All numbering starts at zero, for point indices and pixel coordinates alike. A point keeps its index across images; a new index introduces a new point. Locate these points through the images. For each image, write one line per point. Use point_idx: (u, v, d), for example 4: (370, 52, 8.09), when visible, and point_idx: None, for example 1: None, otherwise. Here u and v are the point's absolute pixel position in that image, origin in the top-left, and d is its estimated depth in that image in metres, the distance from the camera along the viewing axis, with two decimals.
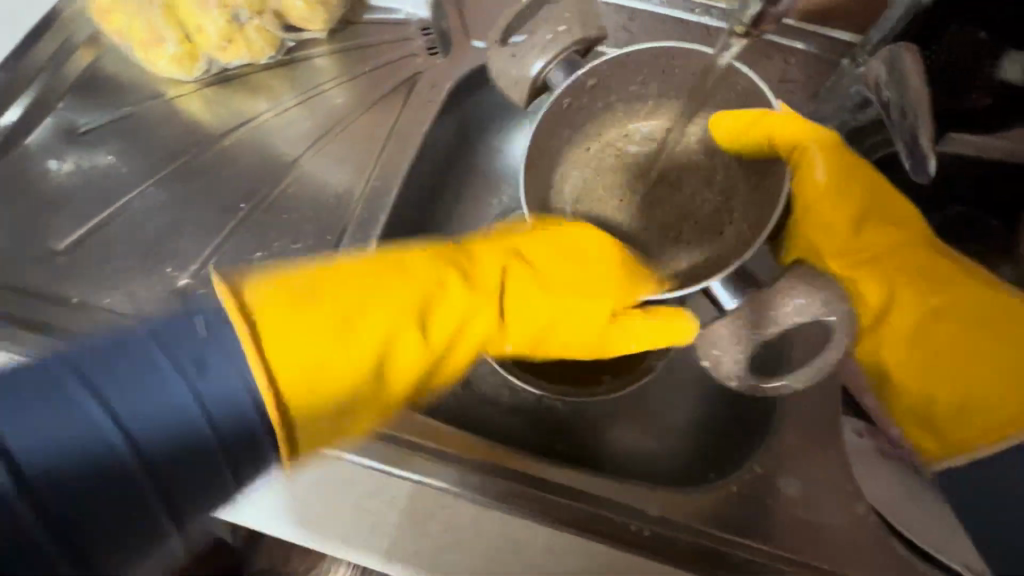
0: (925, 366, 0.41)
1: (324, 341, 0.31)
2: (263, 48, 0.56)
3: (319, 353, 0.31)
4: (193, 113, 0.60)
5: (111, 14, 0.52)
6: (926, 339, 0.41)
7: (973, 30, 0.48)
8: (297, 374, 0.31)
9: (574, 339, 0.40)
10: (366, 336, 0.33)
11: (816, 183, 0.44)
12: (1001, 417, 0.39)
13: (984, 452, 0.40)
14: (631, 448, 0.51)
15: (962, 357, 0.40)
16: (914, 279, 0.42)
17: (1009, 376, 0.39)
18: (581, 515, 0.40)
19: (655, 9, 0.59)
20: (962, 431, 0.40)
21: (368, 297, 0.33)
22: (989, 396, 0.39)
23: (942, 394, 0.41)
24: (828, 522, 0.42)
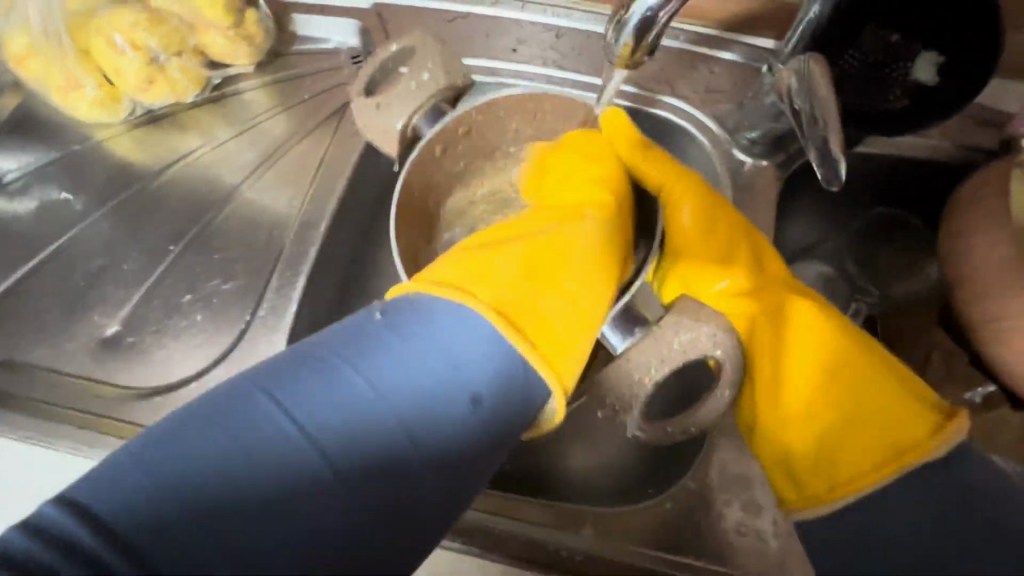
0: (785, 390, 0.40)
1: (484, 274, 0.36)
2: (188, 87, 0.56)
3: (530, 284, 0.37)
4: (121, 154, 0.59)
5: (25, 60, 0.52)
6: (773, 360, 0.40)
7: (886, 33, 0.50)
8: (509, 304, 0.35)
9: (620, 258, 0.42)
10: (539, 286, 0.37)
11: (687, 206, 0.44)
12: (864, 458, 0.37)
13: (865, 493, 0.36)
14: (572, 469, 0.51)
15: (810, 389, 0.39)
16: (771, 314, 0.41)
17: (878, 406, 0.38)
18: (512, 544, 0.40)
19: (581, 26, 0.60)
20: (819, 473, 0.38)
21: (526, 260, 0.38)
22: (857, 436, 0.37)
23: (827, 423, 0.38)
24: (757, 530, 0.42)
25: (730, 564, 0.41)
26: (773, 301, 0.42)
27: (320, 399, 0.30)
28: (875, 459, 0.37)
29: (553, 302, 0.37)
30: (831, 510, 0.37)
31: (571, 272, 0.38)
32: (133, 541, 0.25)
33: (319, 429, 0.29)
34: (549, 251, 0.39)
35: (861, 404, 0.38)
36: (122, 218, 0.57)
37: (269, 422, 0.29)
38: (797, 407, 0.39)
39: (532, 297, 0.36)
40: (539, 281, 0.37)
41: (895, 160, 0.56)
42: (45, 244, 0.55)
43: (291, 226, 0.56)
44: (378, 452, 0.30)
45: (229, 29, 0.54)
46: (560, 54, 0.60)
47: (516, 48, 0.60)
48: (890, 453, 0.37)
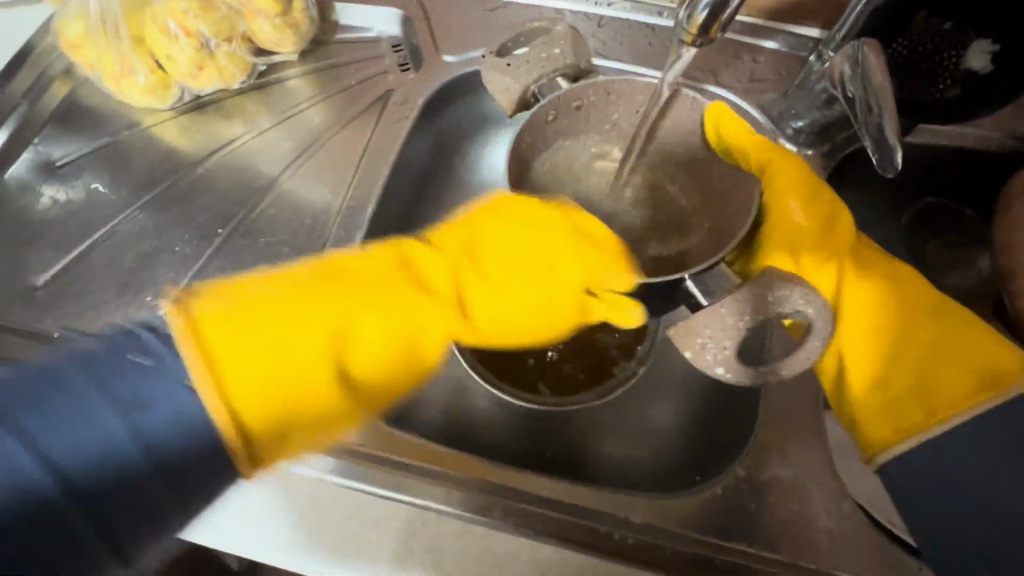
0: (859, 335, 0.40)
1: (249, 336, 0.32)
2: (235, 73, 0.57)
3: (257, 373, 0.32)
4: (169, 141, 0.60)
5: (80, 47, 0.53)
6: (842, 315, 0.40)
7: (939, 20, 0.48)
8: (247, 395, 0.32)
9: (384, 350, 0.35)
10: (292, 369, 0.33)
11: (787, 185, 0.43)
12: (923, 400, 0.38)
13: (952, 425, 0.37)
14: (616, 456, 0.51)
15: (900, 334, 0.39)
16: (846, 272, 0.41)
17: (967, 347, 0.38)
18: (563, 527, 0.40)
19: (623, 15, 0.60)
20: (885, 412, 0.39)
21: (325, 304, 0.34)
22: (942, 377, 0.38)
23: (921, 364, 0.38)
24: (810, 518, 0.42)
25: (785, 553, 0.41)
26: (846, 258, 0.41)
27: (76, 428, 0.29)
28: (965, 391, 0.37)
29: (271, 414, 0.32)
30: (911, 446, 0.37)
31: (422, 343, 0.36)
32: (76, 488, 0.28)
33: (68, 462, 0.28)
34: (284, 335, 0.33)
35: (935, 351, 0.38)
36: (169, 203, 0.58)
37: (97, 417, 0.29)
38: (867, 353, 0.40)
39: (269, 389, 0.32)
40: (333, 350, 0.34)
41: (946, 149, 0.55)
42: (96, 228, 0.56)
43: (334, 213, 0.57)
44: (178, 448, 0.30)
45: (276, 16, 0.54)
46: (602, 42, 0.59)
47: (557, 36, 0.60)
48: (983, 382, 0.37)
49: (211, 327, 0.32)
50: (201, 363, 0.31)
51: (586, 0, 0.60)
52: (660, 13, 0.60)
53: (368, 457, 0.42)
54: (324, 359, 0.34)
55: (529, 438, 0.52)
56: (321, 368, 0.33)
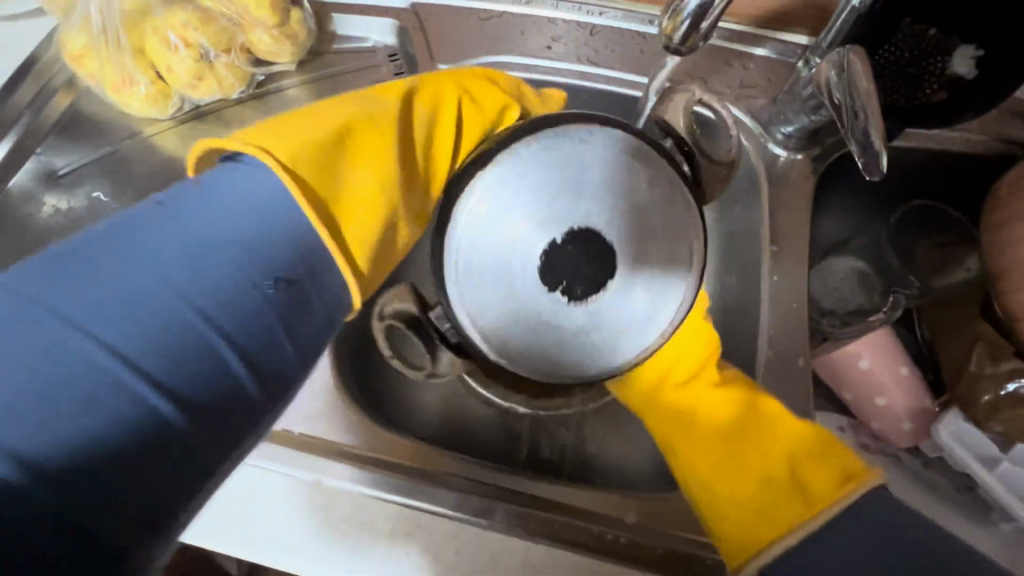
0: (731, 460, 0.41)
1: (294, 125, 0.40)
2: (234, 83, 0.58)
3: (324, 174, 0.38)
4: (168, 150, 0.61)
5: (82, 59, 0.54)
6: (735, 437, 0.42)
7: (922, 27, 0.50)
8: (321, 185, 0.38)
9: (409, 159, 0.43)
10: (350, 171, 0.39)
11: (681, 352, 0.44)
12: (782, 504, 0.38)
13: (813, 528, 0.36)
14: (610, 460, 0.51)
15: (763, 454, 0.41)
16: (729, 403, 0.43)
17: (773, 469, 0.40)
18: (556, 527, 0.41)
19: (614, 24, 0.61)
20: (733, 530, 0.39)
21: (344, 131, 0.40)
22: (754, 491, 0.39)
23: (726, 488, 0.40)
24: None
25: None
26: (729, 386, 0.44)
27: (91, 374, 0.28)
28: (827, 490, 0.37)
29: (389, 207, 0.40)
30: (781, 551, 0.36)
31: (411, 150, 0.43)
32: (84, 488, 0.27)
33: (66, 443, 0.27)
34: (365, 135, 0.41)
35: (800, 458, 0.40)
36: None
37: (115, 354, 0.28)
38: (724, 473, 0.41)
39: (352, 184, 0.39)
40: (359, 156, 0.40)
41: (933, 152, 0.55)
42: None
43: None
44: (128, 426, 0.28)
45: (274, 27, 0.55)
46: (594, 50, 0.61)
47: (550, 45, 0.61)
48: (801, 477, 0.39)
49: (256, 138, 0.38)
50: (256, 150, 0.37)
51: (578, 10, 0.61)
52: (651, 22, 0.61)
53: (362, 459, 0.43)
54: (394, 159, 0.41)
55: (524, 441, 0.52)
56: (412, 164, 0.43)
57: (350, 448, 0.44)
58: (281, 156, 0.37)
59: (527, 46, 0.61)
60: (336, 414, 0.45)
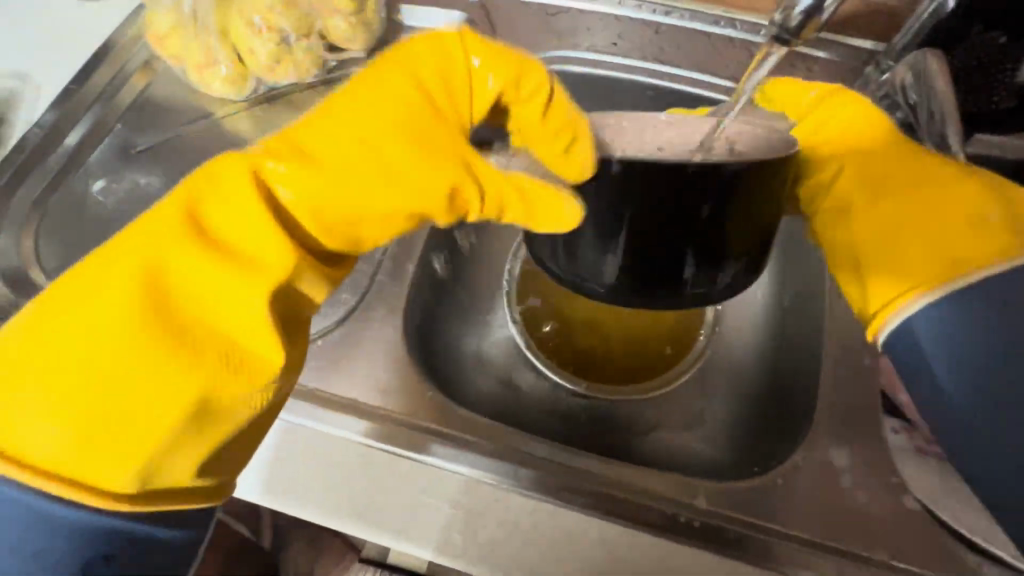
0: (881, 228, 0.41)
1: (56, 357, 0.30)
2: (308, 69, 0.59)
3: (113, 417, 0.30)
4: (240, 131, 0.62)
5: (168, 40, 0.56)
6: (892, 202, 0.41)
7: (993, 35, 0.50)
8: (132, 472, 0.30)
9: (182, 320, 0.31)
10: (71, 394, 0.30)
11: (847, 125, 0.45)
12: (929, 264, 0.38)
13: (957, 284, 0.36)
14: (669, 446, 0.52)
15: (920, 225, 0.39)
16: (901, 169, 0.42)
17: (934, 233, 0.38)
18: (631, 509, 0.41)
19: (681, 23, 0.62)
20: (881, 268, 0.39)
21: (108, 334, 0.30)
22: (926, 242, 0.38)
23: (873, 252, 0.40)
24: (873, 510, 0.42)
25: (848, 541, 0.41)
26: (898, 158, 0.43)
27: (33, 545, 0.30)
28: (986, 253, 0.36)
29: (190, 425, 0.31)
30: (913, 308, 0.37)
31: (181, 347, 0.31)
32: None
33: None
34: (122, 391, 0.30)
35: (966, 225, 0.38)
36: None
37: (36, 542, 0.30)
38: (880, 235, 0.41)
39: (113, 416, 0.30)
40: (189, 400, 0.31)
41: (1000, 159, 0.56)
42: None
43: None
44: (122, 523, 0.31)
45: (352, 15, 0.57)
46: (660, 49, 0.62)
47: (616, 42, 0.62)
48: (972, 239, 0.37)
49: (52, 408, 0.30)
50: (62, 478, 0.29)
51: (645, 9, 0.63)
52: (717, 22, 0.62)
53: (452, 440, 0.43)
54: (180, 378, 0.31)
55: (585, 426, 0.53)
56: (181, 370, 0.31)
57: (429, 424, 0.44)
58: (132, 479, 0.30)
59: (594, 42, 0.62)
60: (403, 383, 0.46)
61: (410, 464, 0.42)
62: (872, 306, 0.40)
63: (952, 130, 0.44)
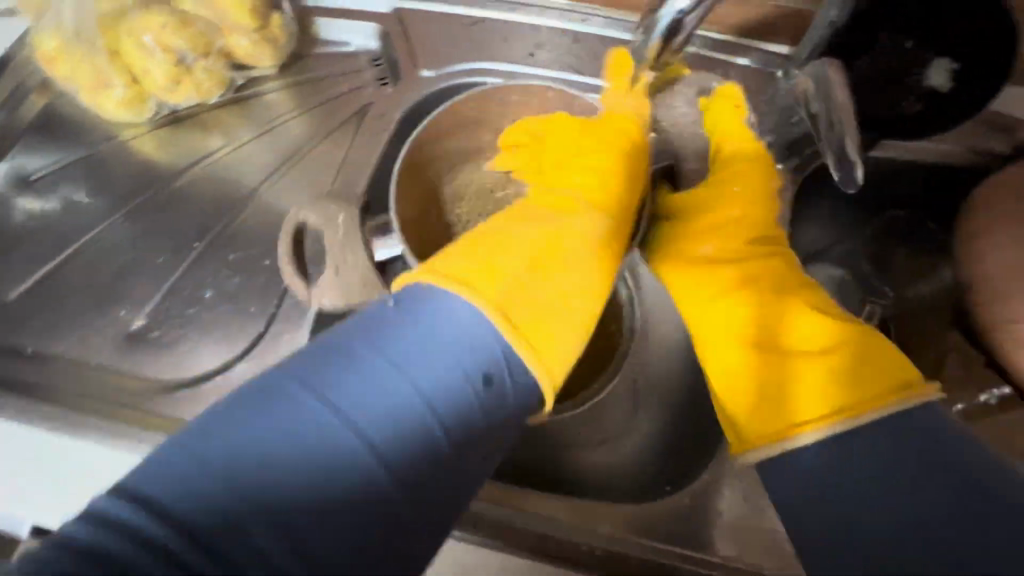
0: (761, 354, 0.41)
1: (490, 273, 0.38)
2: (212, 88, 0.57)
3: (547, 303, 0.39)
4: (147, 153, 0.60)
5: (56, 61, 0.53)
6: (780, 319, 0.42)
7: (898, 39, 0.51)
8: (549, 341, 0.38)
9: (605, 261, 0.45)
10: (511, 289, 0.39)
11: (740, 200, 0.49)
12: (806, 399, 0.37)
13: (836, 430, 0.35)
14: (588, 466, 0.51)
15: (802, 356, 0.39)
16: (777, 290, 0.44)
17: (810, 367, 0.39)
18: (531, 540, 0.40)
19: (597, 32, 0.61)
20: (759, 407, 0.39)
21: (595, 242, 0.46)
22: (805, 380, 0.38)
23: (755, 378, 0.40)
24: (776, 528, 0.42)
25: (751, 561, 0.41)
26: (780, 279, 0.45)
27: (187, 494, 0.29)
28: (869, 397, 0.36)
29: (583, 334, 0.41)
30: (791, 446, 0.36)
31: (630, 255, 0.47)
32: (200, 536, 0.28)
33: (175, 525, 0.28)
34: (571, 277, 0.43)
35: (838, 364, 0.38)
36: (146, 216, 0.57)
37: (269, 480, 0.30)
38: (755, 363, 0.41)
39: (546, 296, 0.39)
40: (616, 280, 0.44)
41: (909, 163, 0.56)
42: (70, 242, 0.56)
43: (310, 226, 0.57)
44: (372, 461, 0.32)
45: (254, 31, 0.55)
46: (577, 59, 0.61)
47: (533, 53, 0.61)
48: (843, 381, 0.37)
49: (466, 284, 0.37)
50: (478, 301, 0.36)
51: (561, 17, 0.62)
52: (634, 30, 0.61)
53: (479, 515, 0.41)
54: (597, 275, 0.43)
55: (503, 448, 0.51)
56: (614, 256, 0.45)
57: None
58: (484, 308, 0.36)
59: (510, 53, 0.61)
60: None
61: None
62: (747, 438, 0.39)
63: (847, 134, 0.44)
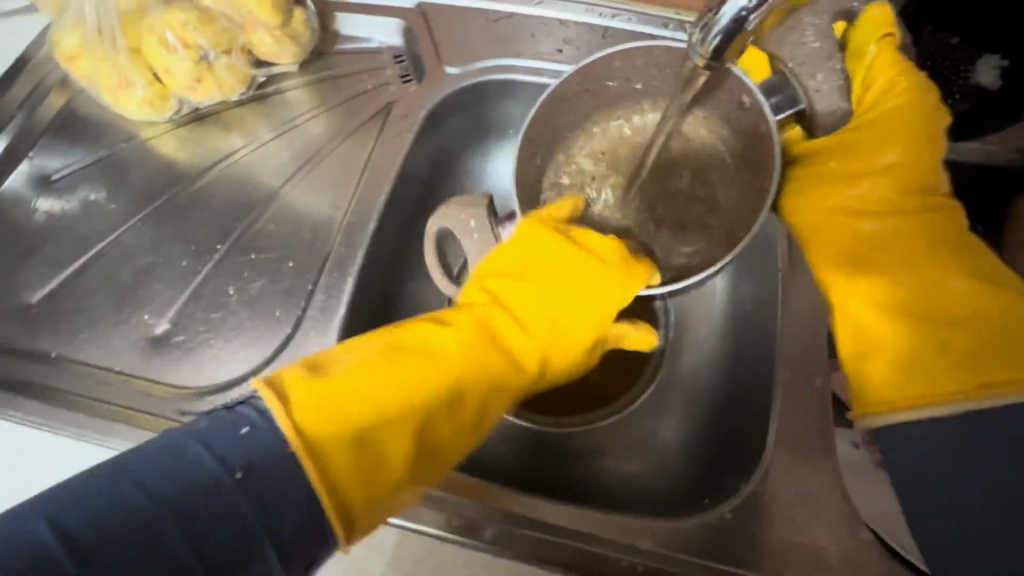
0: (897, 314, 0.41)
1: (341, 400, 0.34)
2: (234, 86, 0.56)
3: (378, 422, 0.35)
4: (167, 153, 0.59)
5: (76, 60, 0.52)
6: (927, 285, 0.41)
7: (947, 34, 0.50)
8: (343, 461, 0.33)
9: (473, 363, 0.39)
10: (384, 409, 0.35)
11: (889, 136, 0.47)
12: (945, 370, 0.38)
13: (970, 405, 0.36)
14: (623, 477, 0.50)
15: (937, 325, 0.40)
16: (919, 247, 0.43)
17: (949, 336, 0.39)
18: (568, 555, 0.39)
19: (627, 27, 0.59)
20: (887, 369, 0.40)
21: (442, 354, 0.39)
22: (943, 352, 0.39)
23: (890, 333, 0.40)
24: (820, 545, 0.41)
25: None
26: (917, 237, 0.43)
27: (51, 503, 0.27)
28: (1003, 377, 0.36)
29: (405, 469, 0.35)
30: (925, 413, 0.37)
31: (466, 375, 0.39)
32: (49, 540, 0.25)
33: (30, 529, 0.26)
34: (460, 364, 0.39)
35: (984, 340, 0.38)
36: (165, 219, 0.56)
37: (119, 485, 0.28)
38: (892, 320, 0.41)
39: (336, 427, 0.33)
40: (425, 439, 0.36)
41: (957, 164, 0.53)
42: (93, 244, 0.55)
43: (335, 227, 0.56)
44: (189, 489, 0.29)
45: (277, 27, 0.53)
46: (606, 55, 0.59)
47: (561, 48, 0.60)
48: (978, 363, 0.37)
49: (303, 395, 0.33)
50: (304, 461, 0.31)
51: (590, 12, 0.60)
52: (665, 24, 0.59)
53: (518, 521, 0.40)
54: (445, 372, 0.38)
55: (533, 457, 0.51)
56: (449, 369, 0.38)
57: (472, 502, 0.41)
58: (324, 462, 0.32)
59: (538, 49, 0.59)
60: None
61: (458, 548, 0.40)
62: (867, 397, 0.40)
63: None
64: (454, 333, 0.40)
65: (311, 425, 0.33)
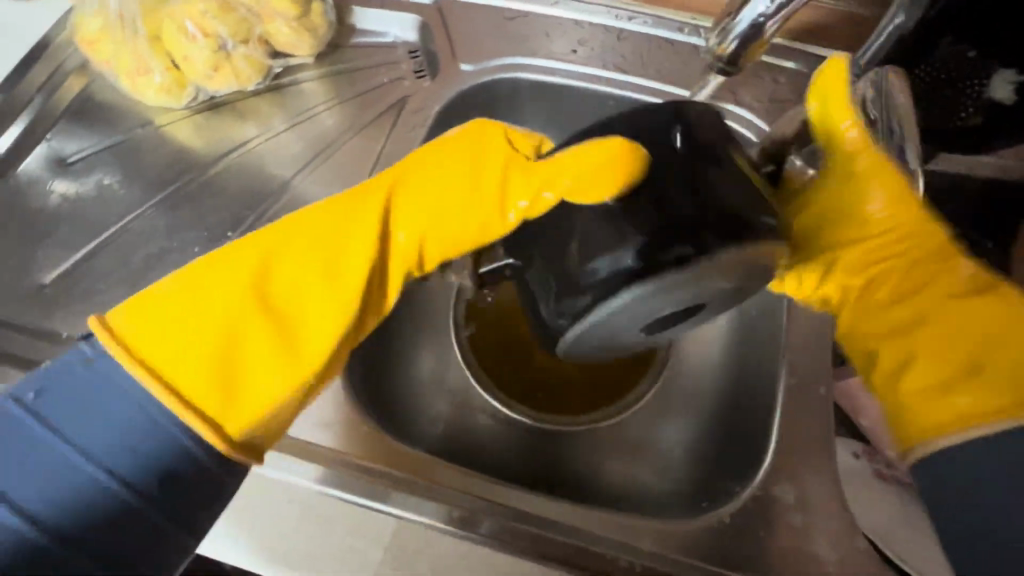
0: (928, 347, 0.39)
1: (167, 332, 0.34)
2: (251, 75, 0.56)
3: (207, 341, 0.34)
4: (181, 139, 0.59)
5: (97, 45, 0.53)
6: (951, 312, 0.39)
7: (962, 48, 0.47)
8: (189, 377, 0.33)
9: (316, 287, 0.36)
10: (219, 333, 0.34)
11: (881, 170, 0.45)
12: (975, 398, 0.36)
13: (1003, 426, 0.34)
14: (623, 477, 0.50)
15: (960, 353, 0.38)
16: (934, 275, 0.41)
17: (979, 363, 0.37)
18: (567, 551, 0.40)
19: (643, 30, 0.60)
20: (922, 405, 0.37)
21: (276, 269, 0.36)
22: (974, 379, 0.36)
23: (923, 368, 0.38)
24: (819, 552, 0.41)
25: None
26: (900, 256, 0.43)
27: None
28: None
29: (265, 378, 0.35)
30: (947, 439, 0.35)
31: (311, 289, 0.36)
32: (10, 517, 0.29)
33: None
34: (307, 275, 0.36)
35: (1007, 358, 0.37)
36: (178, 205, 0.57)
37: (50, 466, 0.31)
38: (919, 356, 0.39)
39: (175, 348, 0.33)
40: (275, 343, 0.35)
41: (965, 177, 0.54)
42: (107, 227, 0.55)
43: None
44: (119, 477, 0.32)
45: (294, 19, 0.54)
46: (621, 56, 0.59)
47: (576, 49, 0.60)
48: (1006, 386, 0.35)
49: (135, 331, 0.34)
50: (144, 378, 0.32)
51: (606, 14, 0.60)
52: (681, 29, 0.60)
53: (517, 516, 0.41)
54: (286, 305, 0.36)
55: (536, 455, 0.51)
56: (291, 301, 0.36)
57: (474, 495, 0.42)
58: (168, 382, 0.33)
59: (554, 49, 0.60)
60: (353, 425, 0.43)
61: (458, 541, 0.40)
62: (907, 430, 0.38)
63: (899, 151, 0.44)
64: (295, 248, 0.37)
65: (143, 348, 0.33)
